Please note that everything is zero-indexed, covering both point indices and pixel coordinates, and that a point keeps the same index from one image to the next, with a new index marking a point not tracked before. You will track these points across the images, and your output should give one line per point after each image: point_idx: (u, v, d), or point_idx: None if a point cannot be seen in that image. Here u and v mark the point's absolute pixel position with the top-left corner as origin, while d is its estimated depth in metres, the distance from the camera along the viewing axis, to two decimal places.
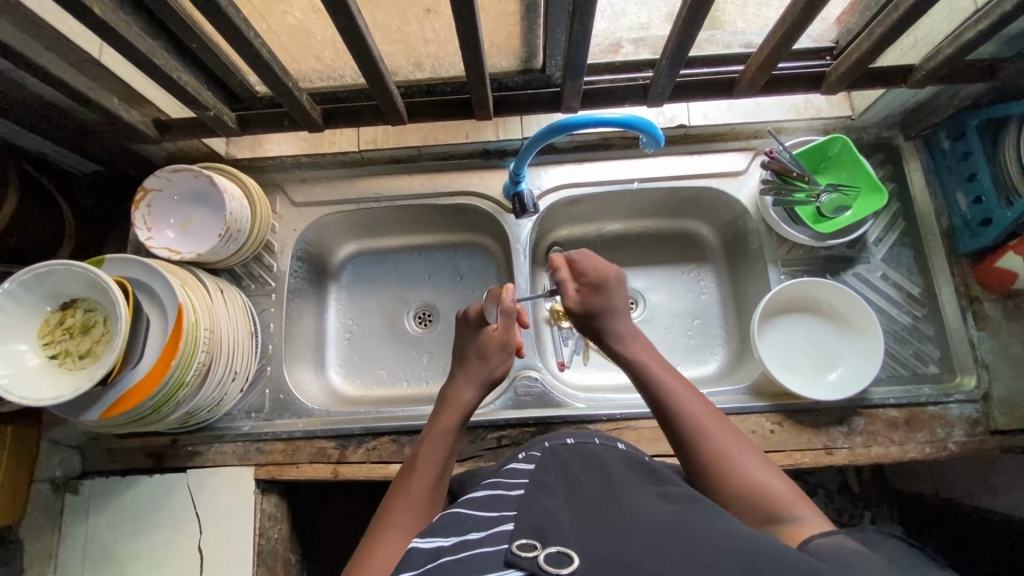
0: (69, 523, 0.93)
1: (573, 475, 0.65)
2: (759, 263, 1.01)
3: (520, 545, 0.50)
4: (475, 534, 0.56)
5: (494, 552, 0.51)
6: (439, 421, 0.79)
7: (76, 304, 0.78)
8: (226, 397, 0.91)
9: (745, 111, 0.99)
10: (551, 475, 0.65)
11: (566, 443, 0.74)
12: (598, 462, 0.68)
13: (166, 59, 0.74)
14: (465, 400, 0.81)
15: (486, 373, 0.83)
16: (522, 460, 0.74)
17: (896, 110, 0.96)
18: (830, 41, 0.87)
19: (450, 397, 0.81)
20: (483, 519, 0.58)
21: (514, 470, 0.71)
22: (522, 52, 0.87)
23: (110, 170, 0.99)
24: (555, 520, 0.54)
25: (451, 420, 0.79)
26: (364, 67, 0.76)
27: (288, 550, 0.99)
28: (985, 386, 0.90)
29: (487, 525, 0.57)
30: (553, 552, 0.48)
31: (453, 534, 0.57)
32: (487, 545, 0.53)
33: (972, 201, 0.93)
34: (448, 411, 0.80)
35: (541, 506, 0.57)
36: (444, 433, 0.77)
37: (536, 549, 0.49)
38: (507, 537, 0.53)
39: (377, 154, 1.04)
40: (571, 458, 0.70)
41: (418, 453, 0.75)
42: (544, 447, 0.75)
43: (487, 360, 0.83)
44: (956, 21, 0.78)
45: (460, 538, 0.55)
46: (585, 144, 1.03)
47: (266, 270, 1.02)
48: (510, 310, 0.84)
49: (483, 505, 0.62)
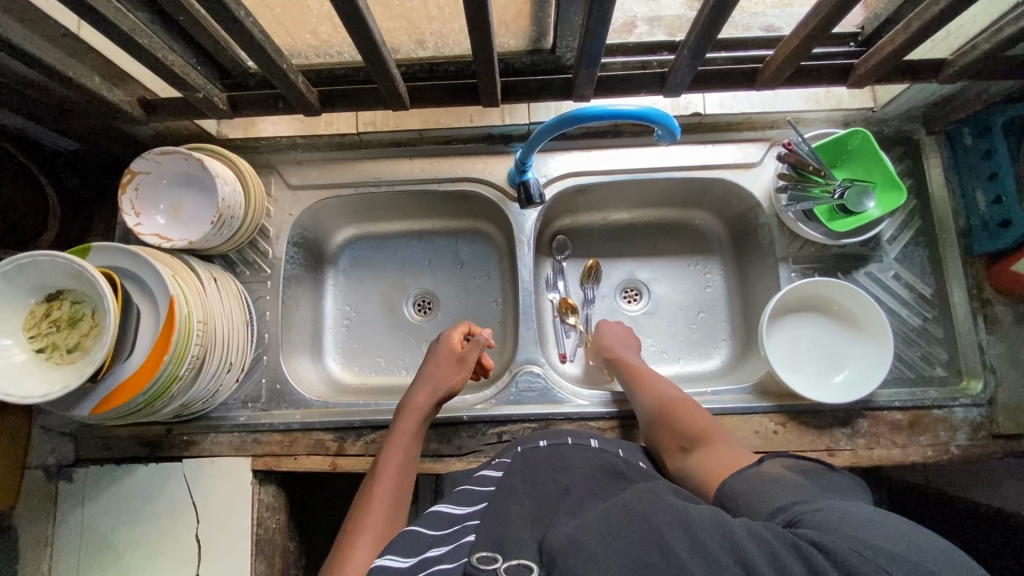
0: (64, 510, 0.92)
1: (539, 479, 0.65)
2: (769, 259, 0.99)
3: (480, 558, 0.52)
4: (435, 552, 0.55)
5: (448, 570, 0.51)
6: (396, 427, 0.82)
7: (62, 296, 0.74)
8: (221, 388, 0.89)
9: (763, 100, 0.95)
10: (525, 481, 0.65)
11: (539, 447, 0.74)
12: (567, 464, 0.68)
13: (150, 37, 0.68)
14: (424, 406, 0.83)
15: (442, 382, 0.85)
16: (491, 466, 0.72)
17: (920, 103, 0.92)
18: (855, 27, 0.83)
19: (410, 402, 0.84)
20: (440, 537, 0.58)
21: (483, 476, 0.70)
22: (532, 31, 0.82)
23: (94, 149, 0.94)
24: (514, 530, 0.55)
25: (412, 426, 0.82)
26: (364, 50, 0.71)
27: (286, 538, 0.99)
28: (990, 390, 0.90)
29: (446, 541, 0.57)
30: (514, 565, 0.50)
31: (409, 554, 0.56)
32: (441, 563, 0.53)
33: (990, 201, 0.90)
34: (409, 417, 0.82)
35: (504, 516, 0.58)
36: (407, 439, 0.80)
37: (497, 561, 0.51)
38: (466, 551, 0.54)
39: (376, 136, 1.00)
40: (541, 463, 0.69)
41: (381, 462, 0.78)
42: (517, 452, 0.74)
43: (444, 372, 0.86)
44: (997, 13, 0.74)
45: (420, 557, 0.55)
46: (595, 131, 0.99)
47: (261, 256, 0.99)
48: (480, 342, 0.89)
49: (436, 521, 0.61)
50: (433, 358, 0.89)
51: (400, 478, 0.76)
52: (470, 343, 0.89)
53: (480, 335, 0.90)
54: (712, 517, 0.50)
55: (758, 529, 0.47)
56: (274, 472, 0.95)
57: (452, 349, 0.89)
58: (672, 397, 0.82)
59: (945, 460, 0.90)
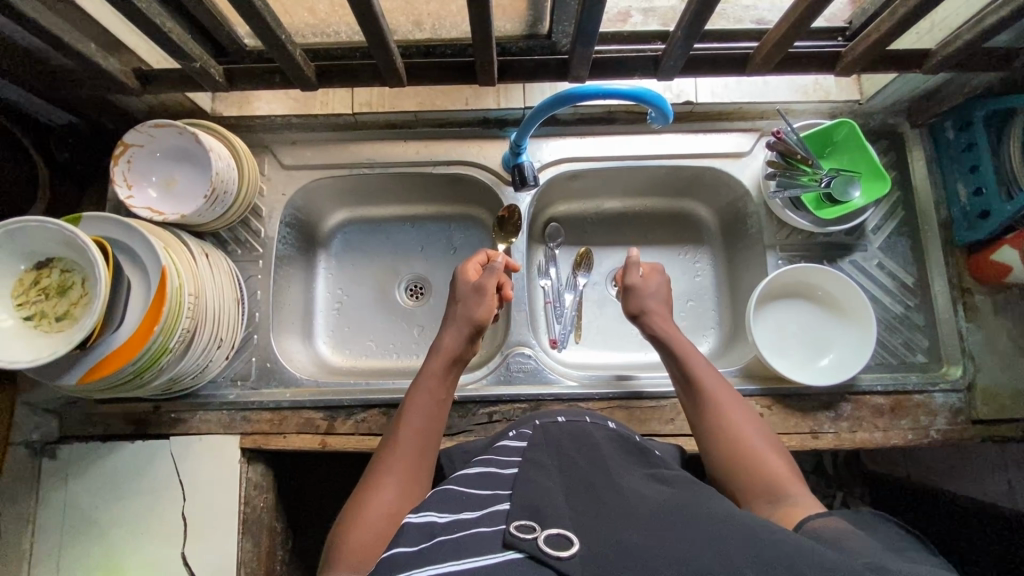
0: (48, 488, 0.90)
1: (566, 454, 0.64)
2: (757, 247, 1.01)
3: (517, 525, 0.50)
4: (467, 514, 0.54)
5: (488, 533, 0.50)
6: (422, 369, 0.79)
7: (52, 264, 0.73)
8: (211, 364, 0.88)
9: (753, 89, 0.97)
10: (545, 455, 0.64)
11: (557, 422, 0.73)
12: (591, 440, 0.68)
13: (149, 4, 0.68)
14: (449, 347, 0.80)
15: (466, 316, 0.82)
16: (512, 438, 0.72)
17: (904, 96, 0.95)
18: (842, 21, 0.86)
19: (438, 345, 0.81)
20: (476, 498, 0.58)
21: (505, 447, 0.69)
22: (528, 14, 0.85)
23: (87, 122, 0.93)
24: (549, 500, 0.54)
25: (440, 369, 0.79)
26: (365, 25, 0.71)
27: (274, 519, 0.98)
28: (969, 376, 0.92)
29: (481, 504, 0.56)
30: (552, 533, 0.48)
31: (445, 511, 0.55)
32: (481, 526, 0.52)
33: (971, 193, 0.93)
34: (435, 359, 0.80)
35: (537, 486, 0.57)
36: (433, 383, 0.78)
37: (535, 530, 0.49)
38: (503, 517, 0.52)
39: (372, 117, 1.00)
40: (564, 437, 0.68)
41: (405, 406, 0.75)
42: (535, 424, 0.73)
43: (465, 303, 0.84)
44: (978, 6, 0.76)
45: (455, 516, 0.54)
46: (588, 117, 1.00)
47: (253, 235, 0.99)
48: (496, 269, 0.85)
49: (475, 482, 0.61)
50: (454, 296, 0.86)
51: (427, 422, 0.74)
52: (486, 271, 0.86)
53: (497, 262, 0.87)
54: (784, 536, 0.47)
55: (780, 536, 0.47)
56: (263, 451, 0.95)
57: (470, 279, 0.86)
58: (711, 383, 0.76)
59: (925, 445, 0.92)
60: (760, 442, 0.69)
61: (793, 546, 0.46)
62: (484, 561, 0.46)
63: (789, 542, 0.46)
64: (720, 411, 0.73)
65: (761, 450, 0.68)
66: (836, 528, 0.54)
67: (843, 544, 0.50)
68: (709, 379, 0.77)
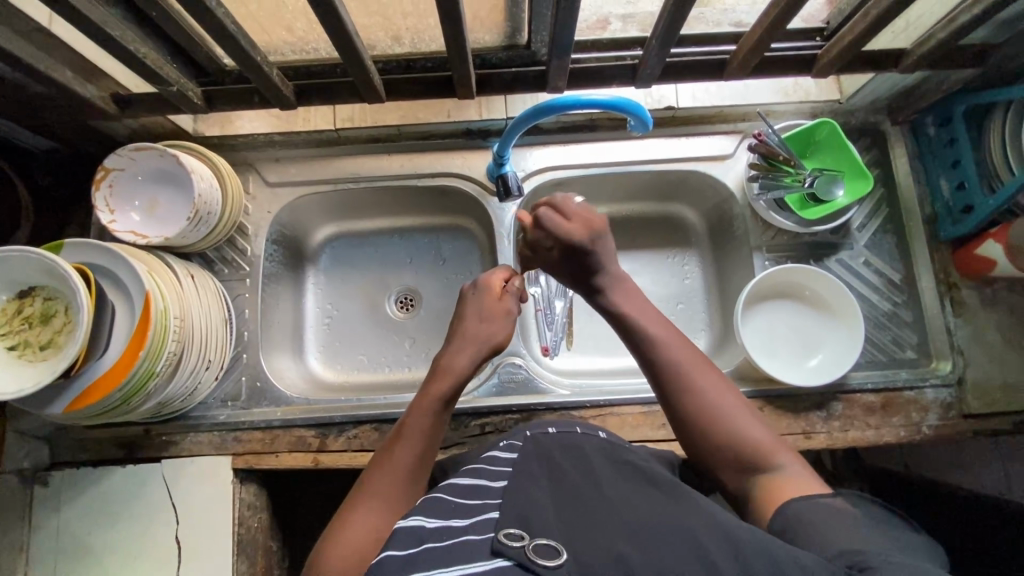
0: (39, 515, 0.90)
1: (556, 463, 0.64)
2: (743, 248, 1.01)
3: (506, 534, 0.50)
4: (459, 520, 0.54)
5: (477, 541, 0.50)
6: (428, 387, 0.74)
7: (35, 292, 0.73)
8: (200, 386, 0.88)
9: (734, 93, 0.98)
10: (536, 466, 0.64)
11: (549, 432, 0.72)
12: (581, 451, 0.67)
13: (123, 30, 0.68)
14: (455, 370, 0.75)
15: (483, 338, 0.77)
16: (502, 448, 0.72)
17: (885, 93, 0.95)
18: (820, 22, 0.86)
19: (446, 364, 0.75)
20: (466, 506, 0.57)
21: (496, 457, 0.69)
22: (506, 27, 0.83)
23: (68, 148, 0.93)
24: (541, 510, 0.54)
25: (443, 392, 0.73)
26: (341, 45, 0.71)
27: (268, 537, 0.98)
28: (959, 371, 0.92)
29: (471, 512, 0.56)
30: (541, 543, 0.48)
31: (435, 515, 0.55)
32: (470, 534, 0.51)
33: (954, 187, 0.94)
34: (440, 379, 0.74)
35: (527, 495, 0.56)
36: (435, 405, 0.72)
37: (524, 539, 0.49)
38: (493, 526, 0.52)
39: (354, 132, 1.00)
40: (556, 448, 0.68)
41: (404, 425, 0.71)
42: (526, 435, 0.73)
43: (487, 323, 0.79)
44: (951, 4, 0.77)
45: (444, 523, 0.54)
46: (570, 125, 1.00)
47: (239, 254, 0.98)
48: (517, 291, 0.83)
49: (467, 491, 0.60)
50: (474, 309, 0.80)
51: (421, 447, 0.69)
52: (509, 293, 0.82)
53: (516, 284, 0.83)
54: (782, 550, 0.47)
55: (770, 547, 0.47)
56: (255, 470, 0.94)
57: (496, 297, 0.81)
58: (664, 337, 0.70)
59: (918, 441, 0.92)
60: (728, 401, 0.66)
61: (786, 561, 0.45)
62: (470, 570, 0.46)
63: (782, 555, 0.46)
64: (679, 367, 0.68)
65: (731, 405, 0.66)
66: (809, 522, 0.54)
67: (823, 551, 0.50)
68: (664, 335, 0.70)
